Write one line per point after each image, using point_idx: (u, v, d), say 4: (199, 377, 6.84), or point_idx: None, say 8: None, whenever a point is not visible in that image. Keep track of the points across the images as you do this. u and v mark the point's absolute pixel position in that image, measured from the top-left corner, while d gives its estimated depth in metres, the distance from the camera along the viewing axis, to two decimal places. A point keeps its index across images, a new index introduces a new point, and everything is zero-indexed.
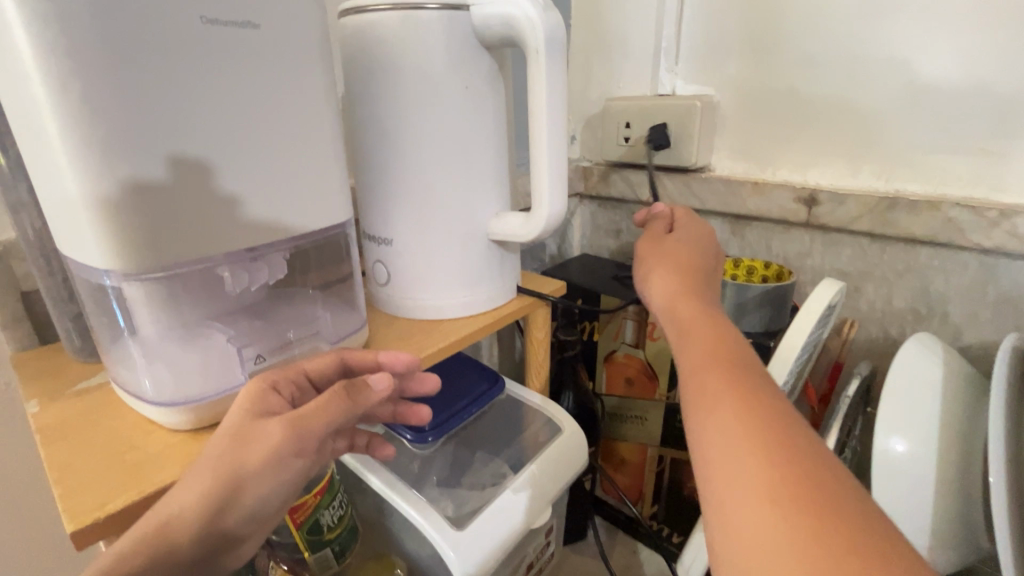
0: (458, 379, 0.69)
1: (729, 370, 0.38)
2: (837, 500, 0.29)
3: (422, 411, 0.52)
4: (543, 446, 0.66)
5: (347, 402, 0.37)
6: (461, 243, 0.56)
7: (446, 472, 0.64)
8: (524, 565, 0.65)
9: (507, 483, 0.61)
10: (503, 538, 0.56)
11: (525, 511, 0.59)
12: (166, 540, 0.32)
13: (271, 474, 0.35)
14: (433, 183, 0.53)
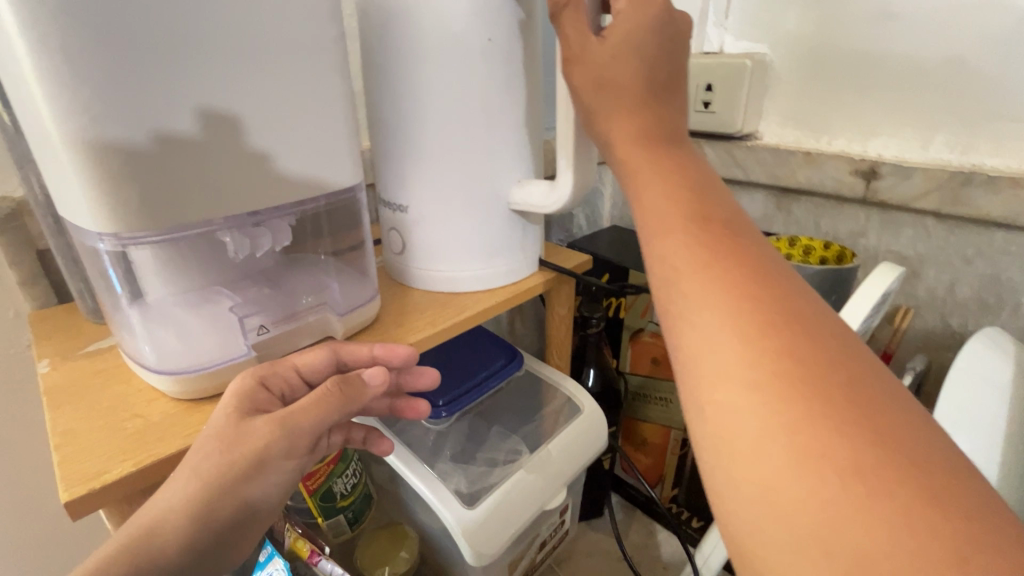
0: (476, 352, 0.67)
1: (709, 250, 0.29)
2: (869, 415, 0.22)
3: (422, 403, 0.51)
4: (561, 426, 0.63)
5: (341, 399, 0.38)
6: (481, 217, 0.53)
7: (460, 446, 0.63)
8: (536, 543, 0.64)
9: (522, 463, 0.59)
10: (515, 517, 0.55)
11: (540, 491, 0.58)
12: (152, 544, 0.33)
13: (263, 474, 0.35)
14: (450, 152, 0.50)
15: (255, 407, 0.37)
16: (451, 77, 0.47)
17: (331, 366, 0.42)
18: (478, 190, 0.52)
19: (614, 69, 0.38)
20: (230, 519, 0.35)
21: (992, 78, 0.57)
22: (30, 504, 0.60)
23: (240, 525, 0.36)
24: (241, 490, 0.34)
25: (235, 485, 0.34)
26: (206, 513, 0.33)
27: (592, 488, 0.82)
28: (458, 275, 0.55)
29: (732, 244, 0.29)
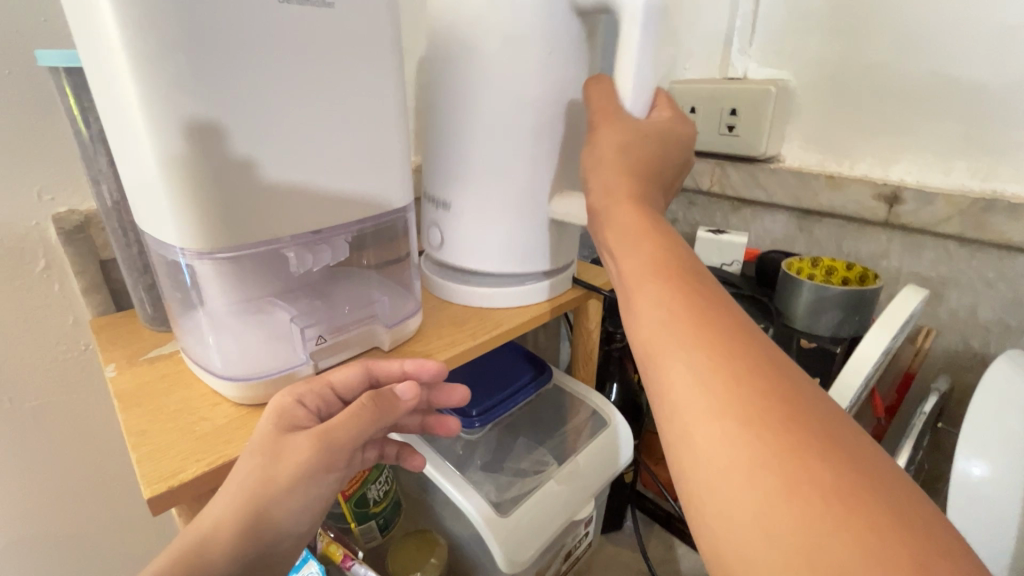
0: (505, 365, 0.69)
1: (675, 288, 0.32)
2: (824, 440, 0.25)
3: (452, 419, 0.53)
4: (587, 439, 0.65)
5: (375, 410, 0.40)
6: (517, 233, 0.55)
7: (489, 457, 0.65)
8: (562, 553, 0.65)
9: (550, 474, 0.60)
10: (545, 527, 0.56)
11: (568, 502, 0.59)
12: (196, 561, 0.34)
13: (303, 487, 0.37)
14: (491, 171, 0.53)
15: (293, 424, 0.38)
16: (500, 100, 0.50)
17: (365, 382, 0.42)
18: (514, 208, 0.54)
19: (641, 142, 0.46)
20: (273, 530, 0.36)
21: (1014, 107, 0.59)
22: (75, 505, 0.61)
23: (282, 537, 0.38)
24: (281, 503, 0.36)
25: (272, 503, 0.35)
26: (248, 528, 0.35)
27: (613, 501, 0.83)
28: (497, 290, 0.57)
29: (693, 285, 0.33)
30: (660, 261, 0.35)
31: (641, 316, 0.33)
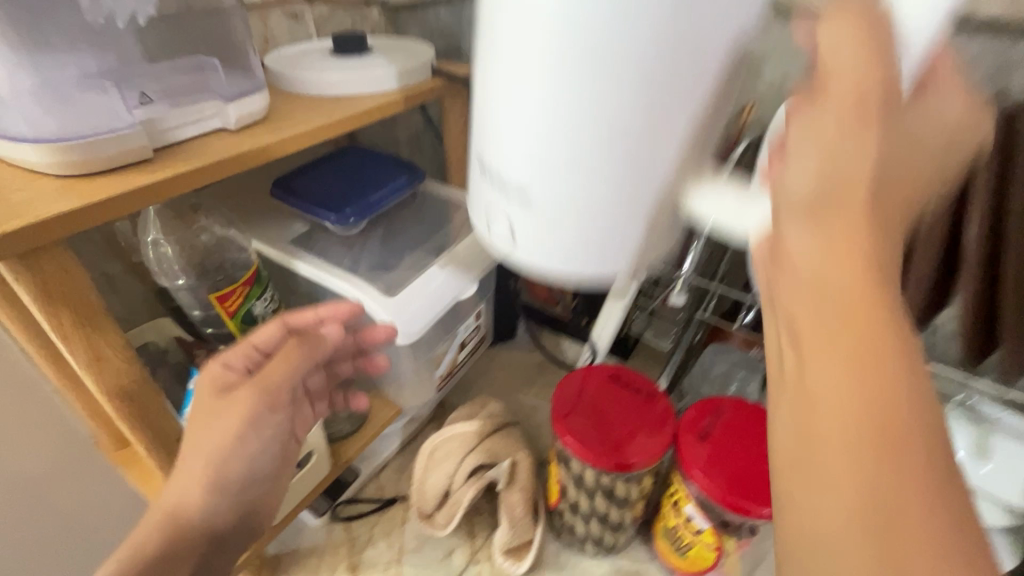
0: (375, 168, 0.64)
1: (856, 260, 0.22)
2: (913, 457, 0.21)
3: (381, 358, 0.60)
4: (467, 229, 0.64)
5: (304, 348, 0.52)
6: (591, 213, 0.30)
7: (376, 258, 0.63)
8: (457, 342, 0.69)
9: (436, 262, 0.61)
10: (433, 304, 0.58)
11: (455, 284, 0.60)
12: (179, 522, 0.47)
13: (253, 430, 0.50)
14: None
15: (227, 380, 0.50)
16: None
17: (281, 335, 0.51)
18: (643, 62, 0.25)
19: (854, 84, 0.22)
20: (246, 473, 0.49)
21: None
22: None
23: (280, 480, 0.52)
24: (231, 468, 0.49)
25: (218, 483, 0.48)
26: (218, 495, 0.48)
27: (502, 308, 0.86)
28: (333, 78, 0.55)
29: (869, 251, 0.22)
30: (871, 108, 0.22)
31: (787, 174, 0.23)
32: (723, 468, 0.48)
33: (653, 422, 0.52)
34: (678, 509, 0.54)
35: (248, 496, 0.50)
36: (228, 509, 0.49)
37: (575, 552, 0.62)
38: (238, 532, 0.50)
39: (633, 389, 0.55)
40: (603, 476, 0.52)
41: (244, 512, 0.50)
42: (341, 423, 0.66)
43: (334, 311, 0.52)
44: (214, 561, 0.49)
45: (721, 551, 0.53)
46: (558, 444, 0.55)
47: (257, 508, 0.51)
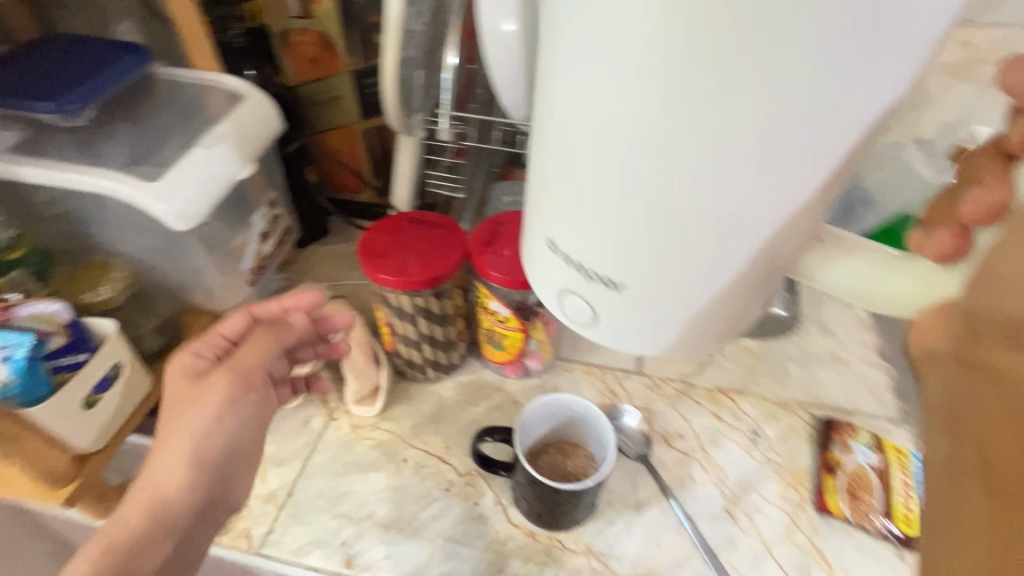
0: (88, 53, 0.58)
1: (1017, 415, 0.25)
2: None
3: (341, 343, 0.65)
4: (228, 110, 0.61)
5: (248, 318, 0.57)
6: (727, 306, 0.40)
7: (127, 152, 0.57)
8: (257, 233, 0.68)
9: (200, 144, 0.58)
10: (207, 187, 0.55)
11: (227, 164, 0.58)
12: (158, 512, 0.48)
13: (228, 408, 0.52)
14: (818, 102, 0.27)
15: (199, 367, 0.54)
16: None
17: (249, 324, 0.57)
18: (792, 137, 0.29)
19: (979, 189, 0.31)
20: (225, 444, 0.52)
21: None
22: None
23: (228, 479, 0.53)
24: (208, 441, 0.51)
25: (197, 456, 0.50)
26: (198, 466, 0.50)
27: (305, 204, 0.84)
28: None
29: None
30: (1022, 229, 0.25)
31: (977, 307, 0.27)
32: (507, 260, 0.61)
33: (449, 244, 0.62)
34: (486, 309, 0.66)
35: (221, 471, 0.52)
36: (205, 489, 0.51)
37: (420, 382, 0.71)
38: (174, 561, 0.49)
39: (430, 224, 0.64)
40: (418, 297, 0.61)
41: (210, 493, 0.52)
42: (151, 339, 0.63)
43: (297, 303, 0.58)
44: (193, 539, 0.51)
45: (525, 332, 0.66)
46: (375, 286, 0.62)
47: (223, 490, 0.53)
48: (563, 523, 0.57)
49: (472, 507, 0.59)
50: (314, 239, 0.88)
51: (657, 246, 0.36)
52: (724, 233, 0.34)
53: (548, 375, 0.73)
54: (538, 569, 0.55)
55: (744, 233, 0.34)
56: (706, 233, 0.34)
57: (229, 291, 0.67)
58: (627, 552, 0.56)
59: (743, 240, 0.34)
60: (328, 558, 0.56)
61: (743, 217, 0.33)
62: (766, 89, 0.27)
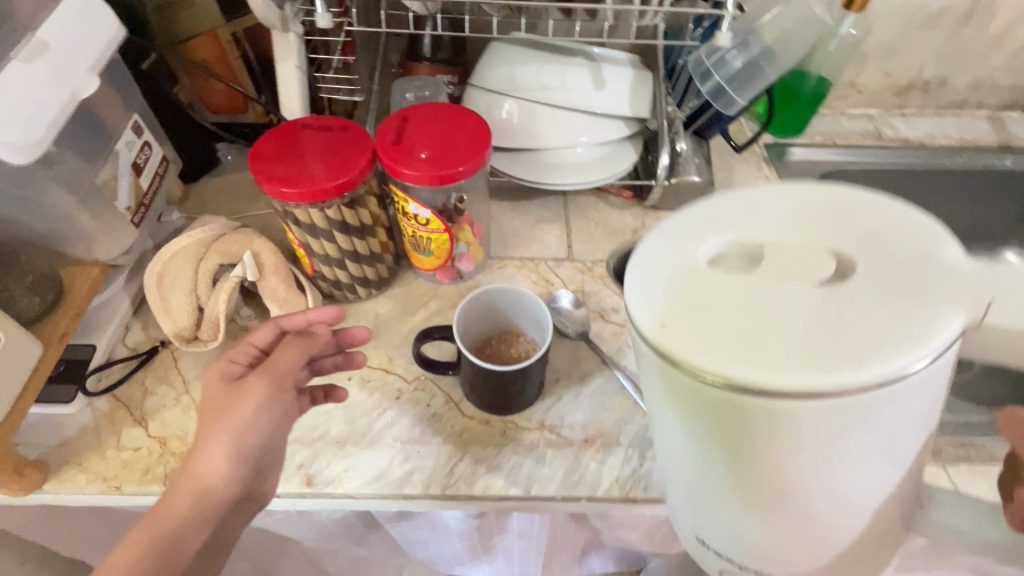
0: None
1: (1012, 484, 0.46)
2: None
3: (359, 355, 0.61)
4: (42, 14, 0.50)
5: (277, 325, 0.56)
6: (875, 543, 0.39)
7: None
8: (127, 164, 0.60)
9: (13, 57, 0.47)
10: (40, 108, 0.47)
11: (59, 80, 0.49)
12: (201, 508, 0.49)
13: (266, 409, 0.51)
14: (914, 426, 0.32)
15: (235, 371, 0.54)
16: (773, 207, 0.35)
17: (279, 334, 0.56)
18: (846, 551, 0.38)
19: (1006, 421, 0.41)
20: (262, 443, 0.51)
21: None
22: None
23: (265, 469, 0.53)
24: (249, 438, 0.50)
25: (239, 455, 0.50)
26: (239, 462, 0.50)
27: (181, 132, 0.74)
28: None
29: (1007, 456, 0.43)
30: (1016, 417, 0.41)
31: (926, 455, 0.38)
32: (417, 156, 0.57)
33: (352, 146, 0.57)
34: (406, 214, 0.62)
35: (260, 465, 0.52)
36: (247, 480, 0.51)
37: (351, 301, 0.68)
38: (215, 540, 0.50)
39: (328, 128, 0.59)
40: (328, 208, 0.57)
41: (250, 484, 0.52)
42: (25, 298, 0.53)
43: (320, 315, 0.56)
44: (230, 523, 0.51)
45: (450, 232, 0.64)
46: (277, 203, 0.56)
47: (259, 482, 0.53)
48: (514, 405, 0.59)
49: (426, 408, 0.60)
50: (202, 174, 0.80)
51: (840, 529, 0.36)
52: (882, 512, 0.36)
53: (481, 275, 0.73)
54: (497, 450, 0.58)
55: (890, 509, 0.37)
56: (873, 531, 0.37)
57: (110, 235, 0.60)
58: (578, 419, 0.60)
59: (895, 508, 0.37)
60: (287, 482, 0.55)
61: (882, 517, 0.37)
62: (824, 466, 0.32)
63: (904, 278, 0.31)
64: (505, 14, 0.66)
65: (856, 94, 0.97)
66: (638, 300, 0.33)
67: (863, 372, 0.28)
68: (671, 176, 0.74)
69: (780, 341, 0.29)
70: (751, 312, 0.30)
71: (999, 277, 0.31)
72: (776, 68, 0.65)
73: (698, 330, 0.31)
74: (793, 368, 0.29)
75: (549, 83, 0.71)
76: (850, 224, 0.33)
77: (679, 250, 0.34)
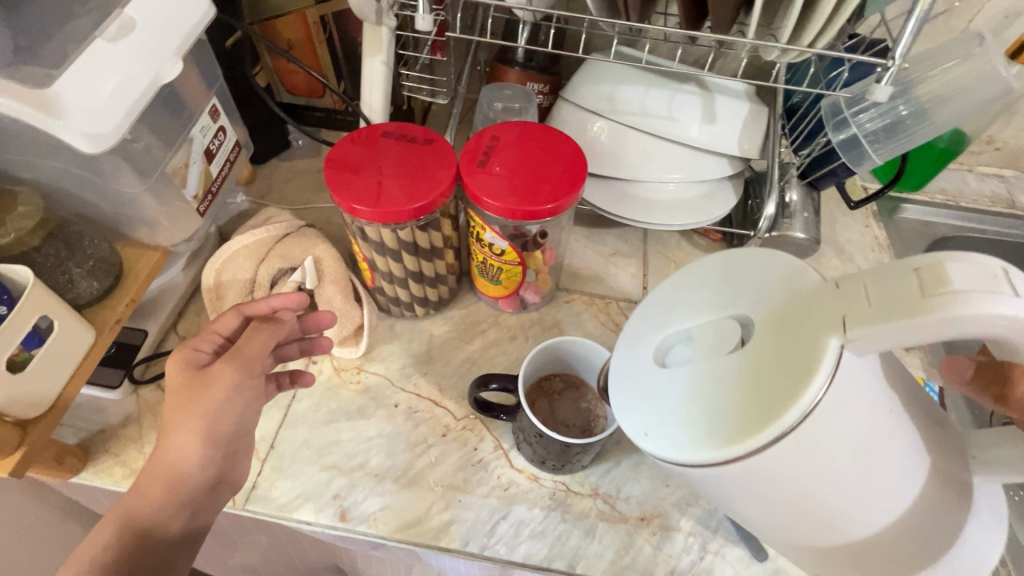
0: None
1: None
2: None
3: (325, 340, 0.57)
4: None
5: (239, 313, 0.51)
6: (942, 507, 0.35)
7: (11, 44, 0.44)
8: (200, 149, 0.57)
9: (98, 32, 0.45)
10: (121, 92, 0.44)
11: (144, 60, 0.46)
12: (171, 494, 0.46)
13: (237, 394, 0.46)
14: (867, 428, 0.34)
15: (200, 360, 0.49)
16: (687, 295, 0.44)
17: (243, 322, 0.52)
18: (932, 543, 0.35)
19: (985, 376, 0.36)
20: (236, 427, 0.47)
21: None
22: None
23: (238, 455, 0.49)
24: (221, 423, 0.46)
25: (208, 439, 0.46)
26: (211, 449, 0.46)
27: (255, 113, 0.71)
28: None
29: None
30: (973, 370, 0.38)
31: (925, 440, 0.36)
32: (498, 182, 0.52)
33: (433, 163, 0.53)
34: (480, 240, 0.57)
35: (234, 449, 0.49)
36: (220, 465, 0.48)
37: (406, 319, 0.65)
38: (194, 525, 0.48)
39: (410, 139, 0.55)
40: (401, 229, 0.53)
41: (224, 468, 0.49)
42: (84, 282, 0.52)
43: (285, 301, 0.52)
44: (207, 509, 0.48)
45: (523, 265, 0.59)
46: (348, 216, 0.53)
47: (235, 466, 0.50)
48: (568, 468, 0.54)
49: (472, 452, 0.56)
50: (270, 156, 0.77)
51: (917, 540, 0.35)
52: (928, 502, 0.35)
53: (546, 308, 0.67)
54: (544, 514, 0.53)
55: (939, 495, 0.35)
56: (953, 513, 0.35)
57: (173, 222, 0.57)
58: (636, 493, 0.54)
59: (945, 490, 0.35)
60: (320, 512, 0.53)
61: (937, 505, 0.35)
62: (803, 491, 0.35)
63: (795, 321, 0.35)
64: (620, 31, 0.59)
65: (992, 151, 0.85)
66: (621, 406, 0.42)
67: (776, 424, 0.33)
68: (772, 230, 0.65)
69: (721, 411, 0.35)
70: (695, 397, 0.37)
71: (849, 286, 0.33)
72: (930, 128, 0.57)
73: (658, 419, 0.39)
74: (735, 434, 0.34)
75: (653, 109, 0.63)
76: (742, 289, 0.41)
77: (641, 362, 0.43)
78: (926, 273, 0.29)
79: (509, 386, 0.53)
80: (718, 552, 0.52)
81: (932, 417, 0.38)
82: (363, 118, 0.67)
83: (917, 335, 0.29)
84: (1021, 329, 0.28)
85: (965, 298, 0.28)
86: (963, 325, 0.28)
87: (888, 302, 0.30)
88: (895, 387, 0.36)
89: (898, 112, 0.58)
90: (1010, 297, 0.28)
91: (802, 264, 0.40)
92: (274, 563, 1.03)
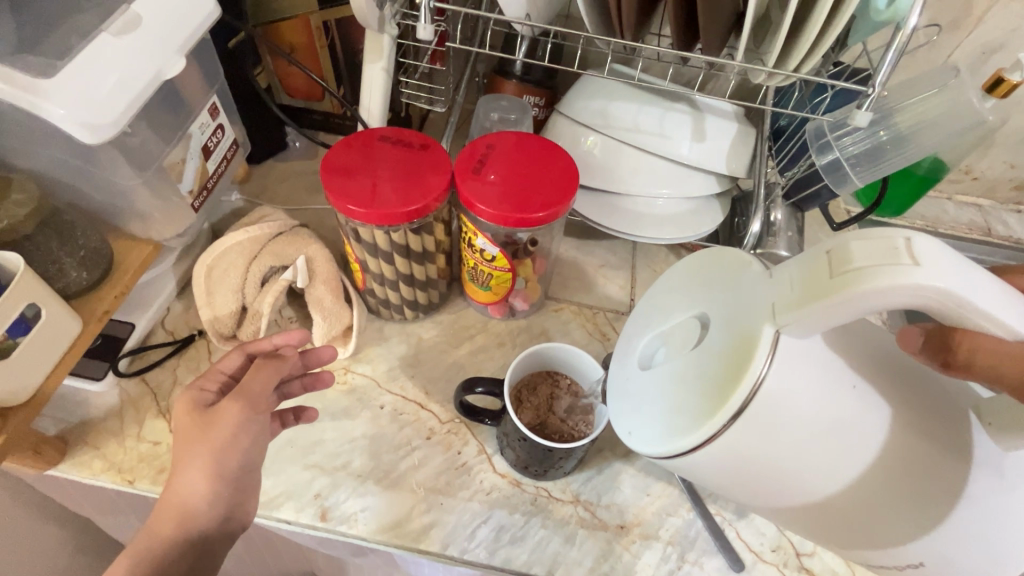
0: None
1: None
2: None
3: (327, 374, 0.56)
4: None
5: (241, 352, 0.52)
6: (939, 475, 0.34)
7: (14, 34, 0.44)
8: (197, 146, 0.57)
9: (103, 28, 0.46)
10: (122, 88, 0.44)
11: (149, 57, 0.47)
12: (181, 533, 0.45)
13: (244, 429, 0.46)
14: (823, 402, 0.34)
15: (207, 400, 0.49)
16: (664, 299, 0.45)
17: (247, 360, 0.52)
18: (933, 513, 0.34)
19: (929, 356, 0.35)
20: (245, 462, 0.47)
21: None
22: None
23: None
24: (229, 457, 0.45)
25: (219, 473, 0.45)
26: (220, 482, 0.46)
27: (254, 114, 0.72)
28: None
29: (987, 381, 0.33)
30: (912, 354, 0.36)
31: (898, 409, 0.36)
32: (493, 191, 0.53)
33: (429, 169, 0.54)
34: (472, 246, 0.58)
35: (240, 486, 0.47)
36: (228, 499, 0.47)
37: (394, 321, 0.65)
38: (219, 536, 0.47)
39: (407, 143, 0.56)
40: (394, 232, 0.54)
41: (232, 505, 0.48)
42: (75, 272, 0.52)
43: (288, 339, 0.52)
44: (212, 544, 0.47)
45: (513, 272, 0.60)
46: (342, 217, 0.54)
47: (241, 504, 0.49)
48: (551, 474, 0.54)
49: (456, 455, 0.56)
50: (266, 156, 0.78)
51: (919, 508, 0.34)
52: (921, 470, 0.35)
53: (534, 315, 0.68)
54: (524, 519, 0.53)
55: (933, 460, 0.35)
56: (958, 480, 0.34)
57: (166, 217, 0.58)
58: (617, 501, 0.55)
59: (939, 454, 0.35)
60: (300, 511, 0.53)
61: (933, 471, 0.34)
62: (774, 471, 0.36)
63: (741, 311, 0.37)
64: (614, 49, 0.61)
65: (971, 180, 0.88)
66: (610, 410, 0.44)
67: (722, 411, 0.34)
68: (757, 247, 0.66)
69: (682, 404, 0.37)
70: (664, 394, 0.38)
71: (781, 275, 0.35)
72: (909, 154, 0.60)
73: (634, 418, 0.40)
74: (691, 423, 0.35)
75: (644, 126, 0.65)
76: (702, 287, 0.42)
77: (624, 369, 0.45)
78: (835, 256, 0.31)
79: (495, 391, 0.53)
80: (696, 563, 0.52)
81: (920, 384, 0.37)
82: (361, 122, 0.68)
83: (838, 313, 0.31)
84: (942, 294, 0.29)
85: (869, 274, 0.29)
86: (878, 297, 0.29)
87: (806, 290, 0.32)
88: (865, 363, 0.36)
89: (879, 138, 0.60)
90: (911, 267, 0.29)
91: (753, 256, 0.41)
92: (250, 567, 1.02)
